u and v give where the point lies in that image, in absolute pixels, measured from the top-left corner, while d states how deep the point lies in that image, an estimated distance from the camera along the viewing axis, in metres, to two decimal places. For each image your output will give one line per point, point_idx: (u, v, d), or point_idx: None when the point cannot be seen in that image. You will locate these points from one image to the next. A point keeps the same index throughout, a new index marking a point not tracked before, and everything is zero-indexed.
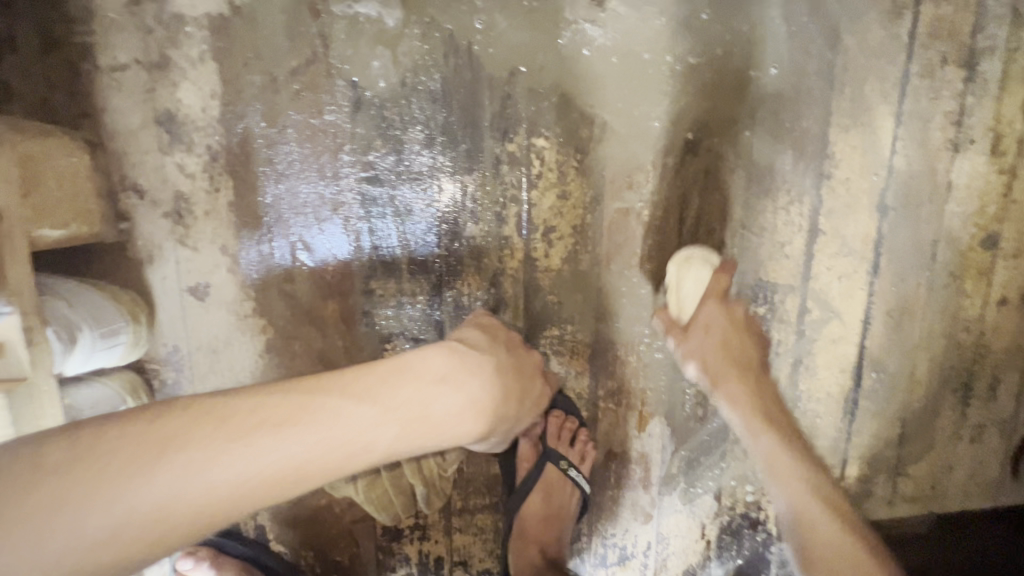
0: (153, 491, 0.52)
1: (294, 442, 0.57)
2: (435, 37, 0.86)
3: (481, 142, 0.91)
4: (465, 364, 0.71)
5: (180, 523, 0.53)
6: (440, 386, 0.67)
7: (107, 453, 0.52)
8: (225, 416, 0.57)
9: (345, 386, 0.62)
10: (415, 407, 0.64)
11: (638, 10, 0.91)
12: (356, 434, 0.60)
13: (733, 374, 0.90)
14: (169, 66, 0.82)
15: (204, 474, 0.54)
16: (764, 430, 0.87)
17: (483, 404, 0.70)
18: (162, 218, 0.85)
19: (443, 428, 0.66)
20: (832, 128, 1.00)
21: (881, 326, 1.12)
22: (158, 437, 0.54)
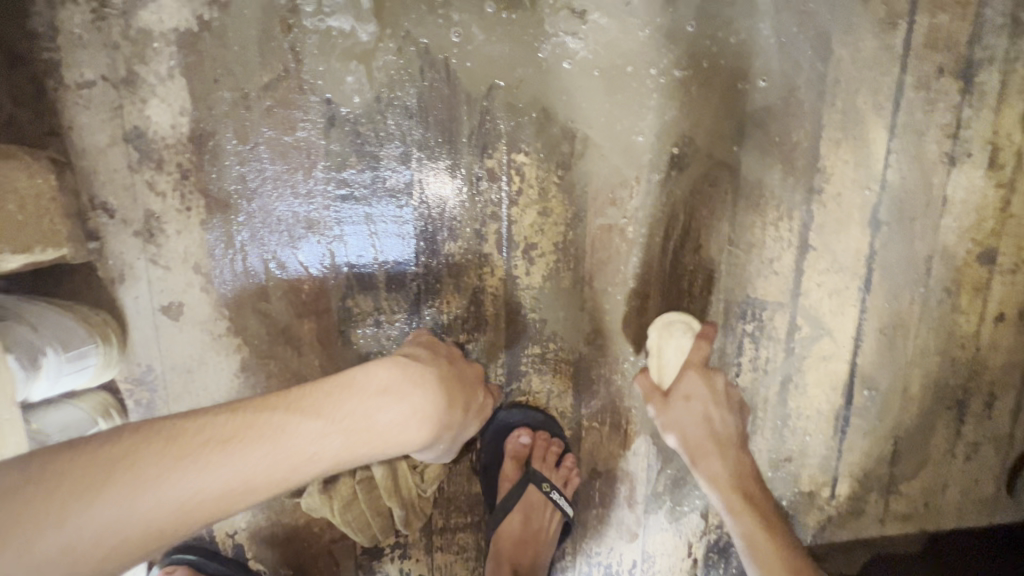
0: (102, 510, 0.52)
1: (239, 458, 0.58)
2: (411, 51, 0.84)
3: (458, 158, 0.89)
4: (411, 374, 0.70)
5: (129, 541, 0.53)
6: (386, 397, 0.66)
7: (56, 476, 0.53)
8: (174, 436, 0.58)
9: (291, 402, 0.63)
10: (358, 420, 0.64)
11: (621, 22, 0.88)
12: (301, 447, 0.61)
13: None
14: (137, 83, 0.80)
15: (149, 491, 0.54)
16: (750, 396, 0.84)
17: (430, 413, 0.68)
18: (133, 237, 0.84)
19: (388, 438, 0.65)
20: (823, 142, 0.98)
21: (873, 342, 1.09)
22: (108, 457, 0.55)
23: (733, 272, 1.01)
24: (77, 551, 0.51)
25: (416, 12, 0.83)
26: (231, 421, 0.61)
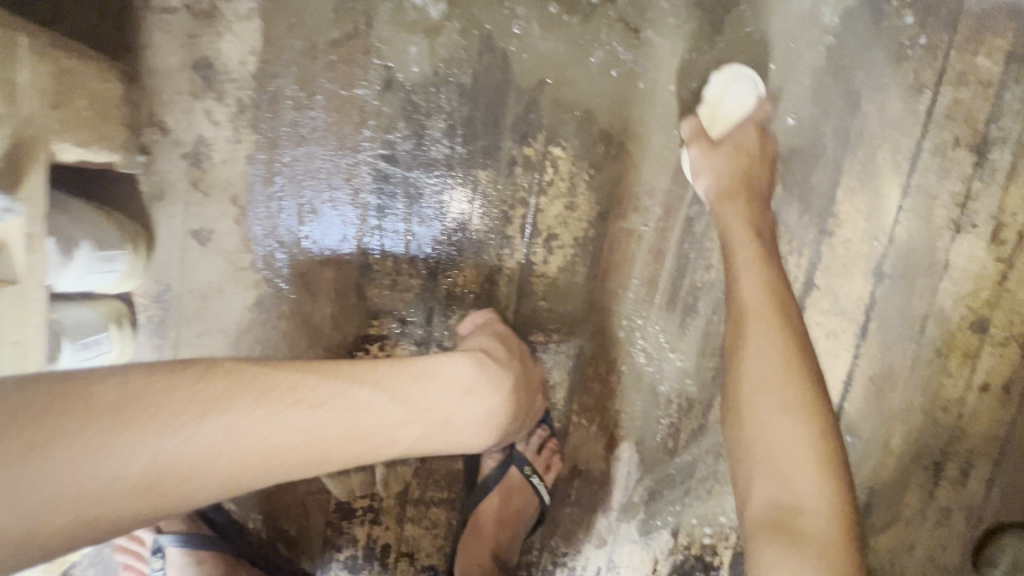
0: (199, 447, 0.53)
1: (326, 427, 0.58)
2: (474, 35, 0.90)
3: (499, 140, 0.93)
4: (490, 376, 0.71)
5: (208, 483, 0.54)
6: (466, 398, 0.67)
7: (156, 401, 0.52)
8: (265, 387, 0.57)
9: (379, 379, 0.63)
10: (437, 413, 0.65)
11: (671, 43, 0.95)
12: (381, 429, 0.61)
13: (739, 196, 0.92)
14: (216, 17, 0.85)
15: (245, 440, 0.55)
16: (749, 239, 0.89)
17: (498, 420, 0.70)
18: (181, 158, 0.88)
19: (456, 435, 0.67)
20: (840, 189, 1.03)
21: (861, 390, 1.13)
22: (207, 395, 0.54)
23: None
24: (162, 480, 0.52)
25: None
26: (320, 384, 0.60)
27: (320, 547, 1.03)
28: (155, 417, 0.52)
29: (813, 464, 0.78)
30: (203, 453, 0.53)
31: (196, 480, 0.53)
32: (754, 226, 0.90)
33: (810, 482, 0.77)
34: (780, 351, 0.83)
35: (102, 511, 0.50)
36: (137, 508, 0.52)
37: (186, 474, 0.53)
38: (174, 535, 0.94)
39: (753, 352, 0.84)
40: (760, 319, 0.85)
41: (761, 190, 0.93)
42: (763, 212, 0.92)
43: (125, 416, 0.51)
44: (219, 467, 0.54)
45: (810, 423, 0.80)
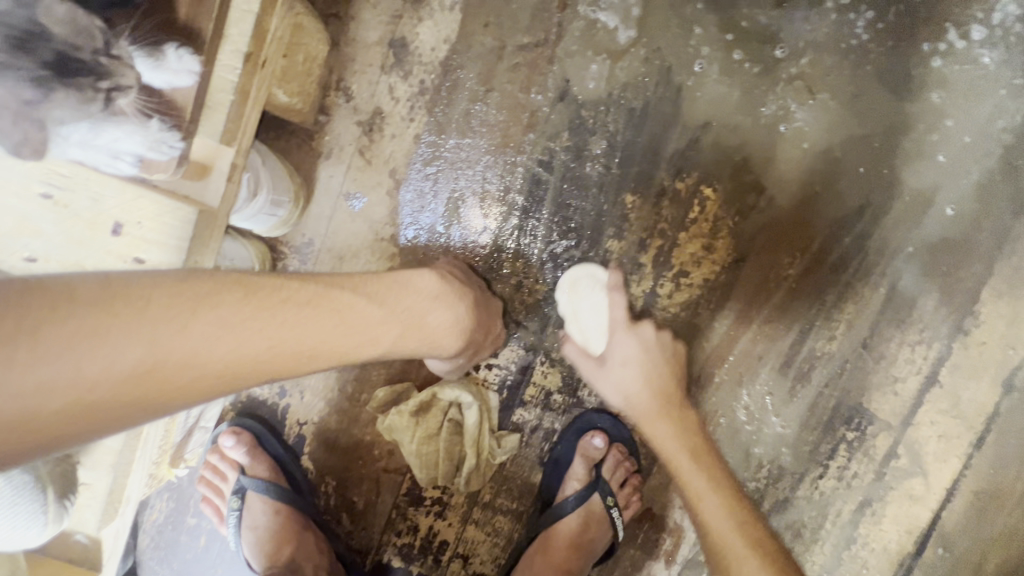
0: (194, 343, 0.49)
1: (318, 325, 0.57)
2: (655, 64, 0.92)
3: (653, 169, 0.94)
4: (452, 289, 0.75)
5: (200, 380, 0.50)
6: (436, 303, 0.71)
7: (138, 294, 0.48)
8: (250, 286, 0.55)
9: (358, 284, 0.64)
10: (415, 315, 0.67)
11: (844, 110, 0.94)
12: (366, 328, 0.62)
13: (660, 412, 0.89)
14: (423, 4, 0.90)
15: (231, 336, 0.51)
16: (689, 473, 0.83)
17: (463, 326, 0.75)
18: (355, 125, 0.92)
19: (432, 338, 0.70)
20: (986, 289, 0.99)
21: (964, 504, 1.05)
22: (193, 290, 0.51)
23: (855, 377, 1.01)
24: (151, 375, 0.47)
25: (672, 34, 0.91)
26: (305, 287, 0.59)
27: (380, 527, 1.02)
28: (141, 313, 0.47)
29: (734, 521, 0.79)
30: (199, 352, 0.49)
31: (188, 378, 0.49)
32: (649, 377, 0.90)
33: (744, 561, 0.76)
34: (688, 451, 0.86)
35: (76, 410, 0.44)
36: (120, 410, 0.46)
37: (177, 371, 0.48)
38: (259, 480, 0.97)
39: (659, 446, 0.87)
40: (653, 412, 0.89)
41: (675, 391, 0.91)
42: (692, 420, 0.89)
43: (106, 310, 0.46)
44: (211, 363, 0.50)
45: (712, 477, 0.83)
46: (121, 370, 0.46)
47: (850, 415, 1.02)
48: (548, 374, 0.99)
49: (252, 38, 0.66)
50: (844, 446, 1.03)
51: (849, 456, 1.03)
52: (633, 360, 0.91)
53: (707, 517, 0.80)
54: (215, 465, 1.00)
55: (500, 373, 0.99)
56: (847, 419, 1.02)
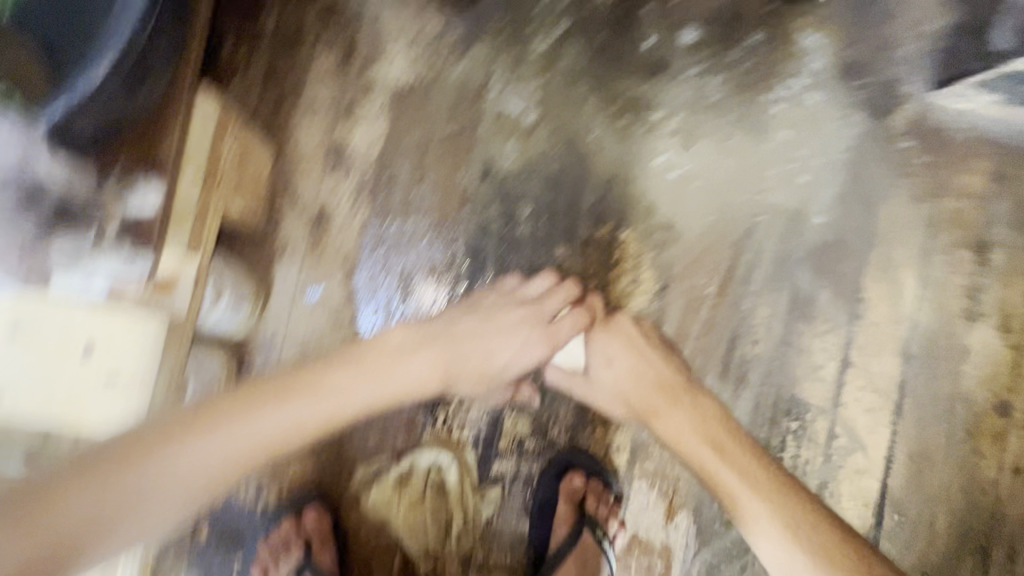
0: (189, 457, 0.69)
1: (294, 410, 0.76)
2: (560, 137, 1.08)
3: (576, 222, 1.09)
4: (423, 334, 0.90)
5: (213, 473, 0.70)
6: (403, 356, 0.87)
7: (140, 441, 0.68)
8: (241, 395, 0.75)
9: (324, 365, 0.82)
10: (373, 374, 0.84)
11: (720, 151, 1.13)
12: (336, 398, 0.79)
13: (661, 400, 0.97)
14: (353, 112, 1.02)
15: (215, 441, 0.71)
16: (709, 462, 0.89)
17: (445, 357, 0.90)
18: (304, 223, 1.00)
19: (400, 385, 0.86)
20: (865, 278, 1.18)
21: (902, 468, 1.18)
22: (195, 413, 0.72)
23: (785, 372, 1.14)
24: (181, 476, 0.68)
25: (569, 110, 1.08)
26: (281, 380, 0.78)
27: None
28: (146, 453, 0.67)
29: (767, 497, 0.83)
30: (192, 463, 0.69)
31: (206, 478, 0.70)
32: (641, 374, 1.00)
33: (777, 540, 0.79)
34: (737, 451, 0.90)
35: (141, 511, 0.66)
36: (175, 504, 0.69)
37: (178, 470, 0.68)
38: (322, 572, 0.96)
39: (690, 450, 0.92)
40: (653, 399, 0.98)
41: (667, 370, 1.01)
42: (693, 397, 0.98)
43: (122, 454, 0.66)
44: (202, 463, 0.70)
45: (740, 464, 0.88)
46: (165, 478, 0.68)
47: (789, 406, 1.14)
48: (518, 422, 1.06)
49: None
50: (791, 437, 1.15)
51: (798, 444, 1.15)
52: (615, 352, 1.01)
53: (729, 484, 0.85)
54: (269, 551, 0.97)
55: (473, 430, 1.04)
56: (787, 411, 1.14)
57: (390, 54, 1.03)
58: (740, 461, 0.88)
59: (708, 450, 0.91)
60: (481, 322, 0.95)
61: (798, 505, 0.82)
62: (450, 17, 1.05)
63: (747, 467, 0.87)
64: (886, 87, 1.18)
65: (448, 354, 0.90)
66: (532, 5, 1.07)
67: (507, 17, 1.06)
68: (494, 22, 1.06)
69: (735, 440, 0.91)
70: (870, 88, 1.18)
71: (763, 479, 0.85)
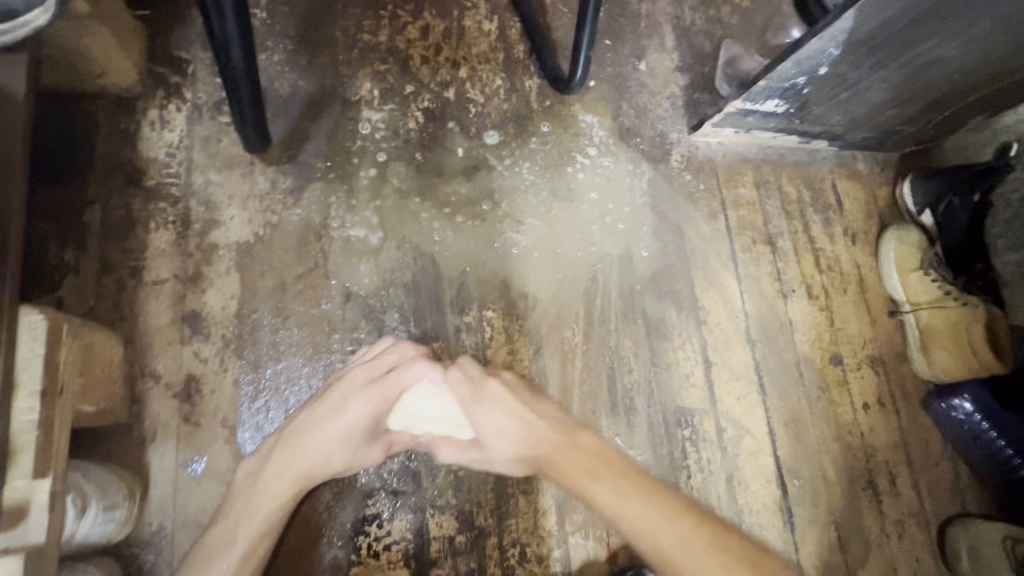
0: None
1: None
2: (407, 247, 1.19)
3: (443, 317, 1.18)
4: (266, 459, 0.96)
5: None
6: (260, 484, 0.94)
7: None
8: None
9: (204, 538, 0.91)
10: (244, 513, 0.92)
11: (547, 221, 1.31)
12: (224, 554, 0.89)
13: (543, 443, 0.98)
14: (201, 278, 1.05)
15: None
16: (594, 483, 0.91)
17: (295, 469, 0.95)
18: (172, 398, 0.99)
19: (272, 505, 0.94)
20: (697, 289, 1.39)
21: (785, 437, 1.35)
22: None
23: (663, 388, 1.29)
24: None
25: (408, 222, 1.20)
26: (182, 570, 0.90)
27: None
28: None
29: (631, 500, 0.88)
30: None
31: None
32: (523, 430, 1.00)
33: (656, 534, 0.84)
34: (596, 462, 0.94)
35: None
36: None
37: None
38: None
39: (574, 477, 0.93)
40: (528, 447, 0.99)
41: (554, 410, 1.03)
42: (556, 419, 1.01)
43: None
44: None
45: (605, 477, 0.92)
46: None
47: (677, 417, 1.28)
48: (443, 522, 1.07)
49: (46, 376, 0.72)
50: (689, 443, 1.27)
51: (696, 447, 1.27)
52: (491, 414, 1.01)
53: (602, 501, 0.90)
54: None
55: (401, 547, 1.04)
56: (678, 422, 1.28)
57: (226, 217, 1.10)
58: (641, 495, 0.89)
59: (584, 470, 0.94)
60: (334, 414, 0.98)
61: (636, 481, 0.91)
62: (277, 173, 1.15)
63: (646, 505, 0.87)
64: (656, 140, 1.47)
65: (291, 468, 0.95)
66: (349, 147, 1.21)
67: (329, 162, 1.19)
68: (318, 168, 1.18)
69: (637, 481, 0.91)
70: (645, 143, 1.46)
71: (652, 505, 0.87)
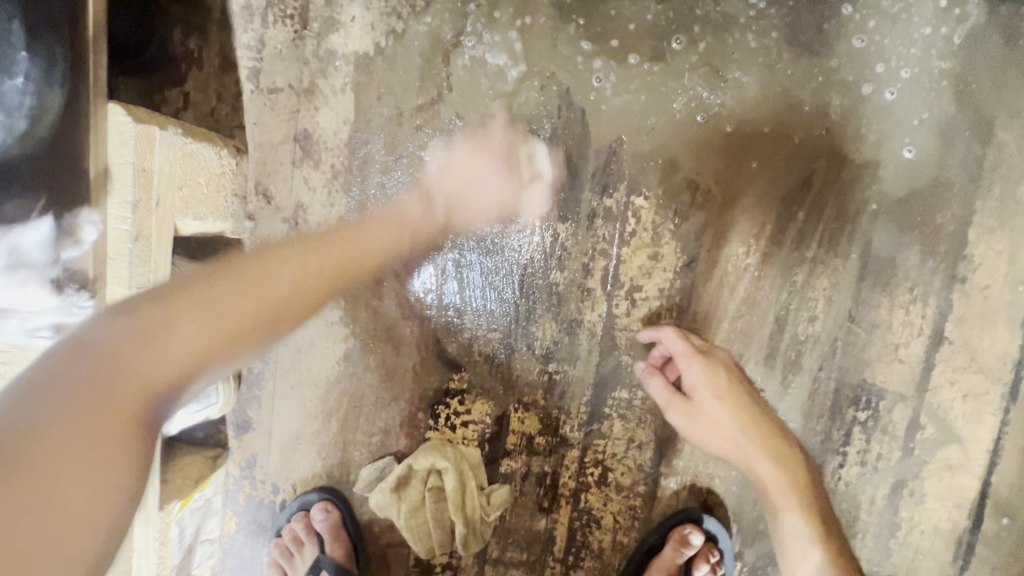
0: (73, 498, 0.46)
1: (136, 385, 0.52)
2: (552, 91, 0.89)
3: (580, 192, 0.92)
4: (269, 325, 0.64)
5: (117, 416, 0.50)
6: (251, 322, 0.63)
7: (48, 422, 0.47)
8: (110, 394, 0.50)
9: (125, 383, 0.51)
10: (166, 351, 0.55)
11: (762, 79, 0.88)
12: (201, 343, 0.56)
13: (741, 382, 0.90)
14: (316, 92, 0.91)
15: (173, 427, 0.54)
16: (762, 410, 0.89)
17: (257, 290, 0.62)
18: (281, 222, 0.94)
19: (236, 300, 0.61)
20: (973, 228, 0.90)
21: (1013, 463, 0.95)
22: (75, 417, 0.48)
23: (850, 352, 0.93)
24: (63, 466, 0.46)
25: (561, 55, 0.89)
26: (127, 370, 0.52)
27: None
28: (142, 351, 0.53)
29: (761, 424, 0.88)
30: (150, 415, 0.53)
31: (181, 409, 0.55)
32: (737, 368, 0.91)
33: (773, 467, 0.87)
34: (758, 404, 0.89)
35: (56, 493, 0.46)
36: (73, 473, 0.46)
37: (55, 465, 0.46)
38: (335, 563, 0.93)
39: (766, 420, 0.89)
40: (703, 358, 0.89)
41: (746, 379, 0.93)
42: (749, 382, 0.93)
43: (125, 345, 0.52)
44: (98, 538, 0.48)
45: (783, 429, 0.90)
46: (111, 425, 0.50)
47: (856, 394, 0.94)
48: (526, 419, 0.97)
49: (137, 187, 0.69)
50: (859, 428, 0.95)
51: (867, 437, 0.95)
52: (725, 359, 0.90)
53: (755, 427, 0.88)
54: (283, 546, 0.96)
55: (478, 428, 0.97)
56: (854, 400, 0.94)
57: (346, 18, 0.90)
58: (746, 409, 0.88)
59: (762, 408, 0.90)
60: (467, 187, 0.88)
61: (776, 429, 0.89)
62: None
63: (760, 421, 0.88)
64: None
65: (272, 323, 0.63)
66: None
67: None
68: None
69: (752, 420, 0.88)
70: None
71: (764, 427, 0.88)
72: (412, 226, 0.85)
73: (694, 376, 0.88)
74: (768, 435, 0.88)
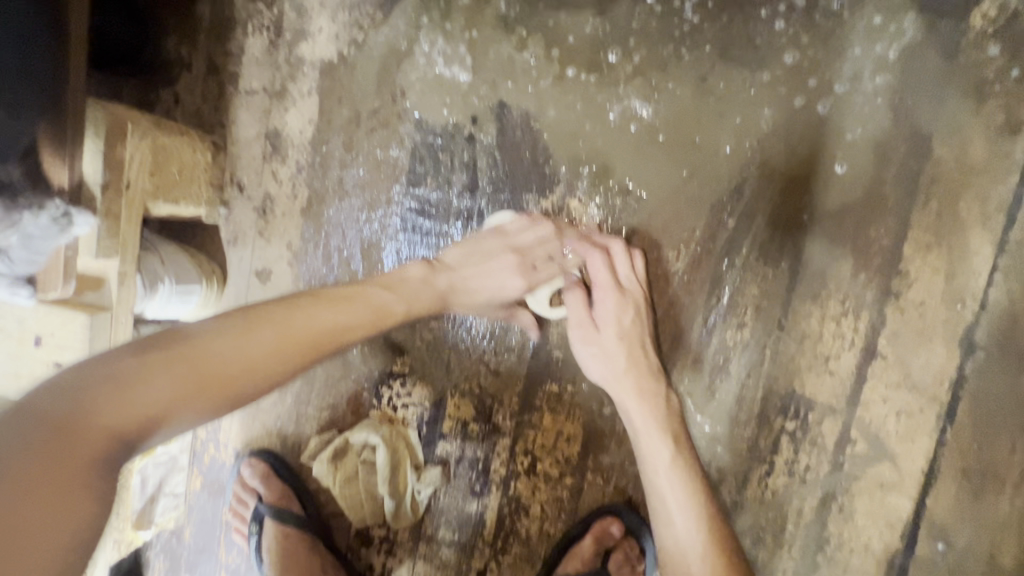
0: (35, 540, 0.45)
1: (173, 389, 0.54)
2: (495, 97, 0.96)
3: (521, 195, 0.97)
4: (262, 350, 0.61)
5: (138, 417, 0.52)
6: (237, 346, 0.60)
7: (76, 406, 0.49)
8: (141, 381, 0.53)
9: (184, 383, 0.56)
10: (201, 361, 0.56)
11: (695, 91, 0.91)
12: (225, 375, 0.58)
13: (643, 329, 0.90)
14: (286, 95, 1.01)
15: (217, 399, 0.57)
16: (654, 370, 0.88)
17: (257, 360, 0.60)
18: (251, 211, 1.04)
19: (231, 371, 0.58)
20: (909, 244, 0.89)
21: (951, 486, 0.92)
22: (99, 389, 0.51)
23: (780, 361, 0.94)
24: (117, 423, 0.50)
25: (505, 64, 0.95)
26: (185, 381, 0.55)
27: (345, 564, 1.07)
28: (90, 402, 0.50)
29: (648, 378, 0.87)
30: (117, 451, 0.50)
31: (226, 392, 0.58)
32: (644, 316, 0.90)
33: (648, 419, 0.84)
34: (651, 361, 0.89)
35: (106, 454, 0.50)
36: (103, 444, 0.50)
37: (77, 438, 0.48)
38: (272, 507, 1.00)
39: (656, 381, 0.87)
40: (610, 291, 0.89)
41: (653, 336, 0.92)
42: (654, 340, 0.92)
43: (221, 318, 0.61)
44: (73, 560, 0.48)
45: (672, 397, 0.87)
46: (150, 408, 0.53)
47: (785, 403, 0.95)
48: (461, 405, 1.03)
49: (108, 171, 0.81)
50: (789, 437, 0.95)
51: (795, 447, 0.95)
52: (635, 300, 0.90)
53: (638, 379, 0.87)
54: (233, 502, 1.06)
55: (417, 411, 1.04)
56: (783, 409, 0.95)
57: (315, 29, 1.00)
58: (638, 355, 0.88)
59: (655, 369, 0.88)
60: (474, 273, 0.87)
61: (666, 396, 0.87)
62: None
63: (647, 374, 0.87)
64: None
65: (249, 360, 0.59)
66: None
67: None
68: None
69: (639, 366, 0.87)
70: None
71: (649, 380, 0.87)
72: (411, 294, 0.79)
73: (606, 306, 0.88)
74: (655, 393, 0.86)
